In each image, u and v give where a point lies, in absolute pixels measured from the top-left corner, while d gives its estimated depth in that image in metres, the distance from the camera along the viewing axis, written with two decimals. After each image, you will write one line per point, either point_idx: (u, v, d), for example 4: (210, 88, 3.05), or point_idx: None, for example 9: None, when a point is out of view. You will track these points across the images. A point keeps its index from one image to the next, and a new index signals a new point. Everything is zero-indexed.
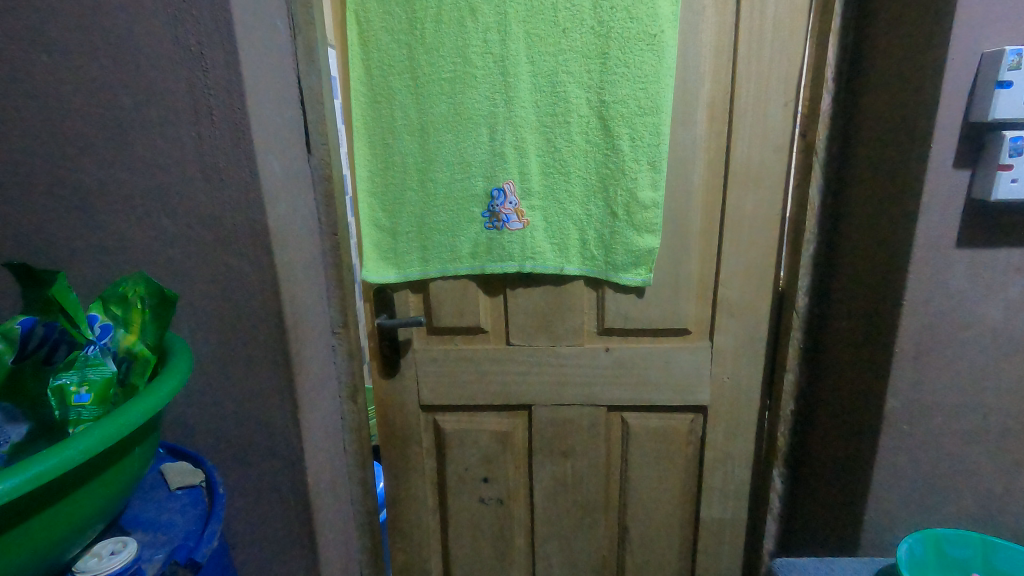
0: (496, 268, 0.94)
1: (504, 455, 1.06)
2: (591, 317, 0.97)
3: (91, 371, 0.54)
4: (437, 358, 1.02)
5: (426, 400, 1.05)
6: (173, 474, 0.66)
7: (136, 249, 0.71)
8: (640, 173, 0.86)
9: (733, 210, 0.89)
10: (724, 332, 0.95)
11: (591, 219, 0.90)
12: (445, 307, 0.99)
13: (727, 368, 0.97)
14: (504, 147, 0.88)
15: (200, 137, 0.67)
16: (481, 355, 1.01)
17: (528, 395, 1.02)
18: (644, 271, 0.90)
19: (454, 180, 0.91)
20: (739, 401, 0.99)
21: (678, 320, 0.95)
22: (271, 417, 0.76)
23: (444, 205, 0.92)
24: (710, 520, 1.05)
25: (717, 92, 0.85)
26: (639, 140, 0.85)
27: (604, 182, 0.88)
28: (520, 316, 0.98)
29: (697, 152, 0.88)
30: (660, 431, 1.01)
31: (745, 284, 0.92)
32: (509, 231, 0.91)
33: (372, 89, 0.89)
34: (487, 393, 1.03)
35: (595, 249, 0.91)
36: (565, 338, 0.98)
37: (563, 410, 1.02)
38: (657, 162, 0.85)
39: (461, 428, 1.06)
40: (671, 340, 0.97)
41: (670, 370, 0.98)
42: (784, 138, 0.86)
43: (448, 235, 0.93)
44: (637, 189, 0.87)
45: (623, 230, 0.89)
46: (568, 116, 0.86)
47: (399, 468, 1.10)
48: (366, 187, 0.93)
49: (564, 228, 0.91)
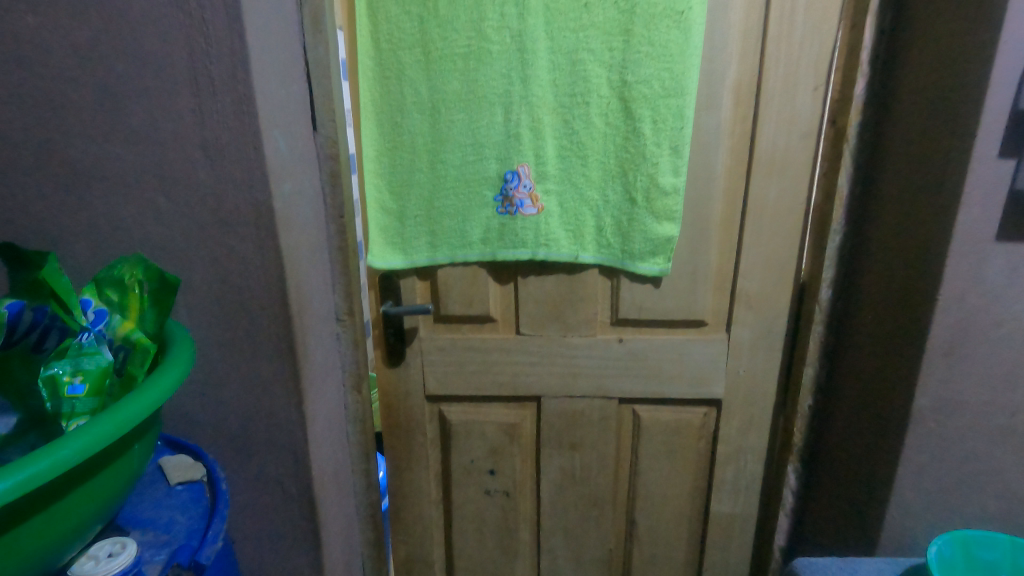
0: (508, 255, 0.91)
1: (510, 447, 1.04)
2: (605, 307, 0.95)
3: (86, 360, 0.50)
4: (443, 347, 0.99)
5: (432, 390, 1.02)
6: (173, 470, 0.63)
7: (132, 229, 0.66)
8: (662, 160, 0.83)
9: (756, 198, 0.86)
10: (742, 325, 0.92)
11: (608, 205, 0.87)
12: (454, 295, 0.96)
13: (744, 362, 0.94)
14: (520, 129, 0.84)
15: (202, 109, 0.62)
16: (489, 344, 0.98)
17: (536, 386, 0.99)
18: (663, 260, 0.87)
19: (466, 162, 0.87)
20: (756, 396, 0.96)
21: (695, 311, 0.92)
22: (275, 408, 0.73)
23: (455, 188, 0.89)
24: (720, 515, 1.03)
25: (744, 74, 0.81)
26: (662, 124, 0.81)
27: (623, 167, 0.85)
28: (531, 305, 0.95)
29: (721, 138, 0.84)
30: (671, 425, 0.99)
31: (766, 276, 0.89)
32: (523, 217, 0.88)
33: (381, 64, 0.85)
34: (494, 384, 1.00)
35: (611, 236, 0.88)
36: (578, 329, 0.95)
37: (572, 401, 1.00)
38: (679, 146, 0.82)
39: (467, 419, 1.03)
40: (687, 332, 0.94)
41: (685, 363, 0.95)
42: (813, 124, 0.82)
43: (458, 219, 0.90)
44: (658, 177, 0.84)
45: (641, 217, 0.86)
46: (587, 96, 0.82)
47: (402, 459, 1.07)
48: (373, 167, 0.90)
49: (580, 215, 0.88)
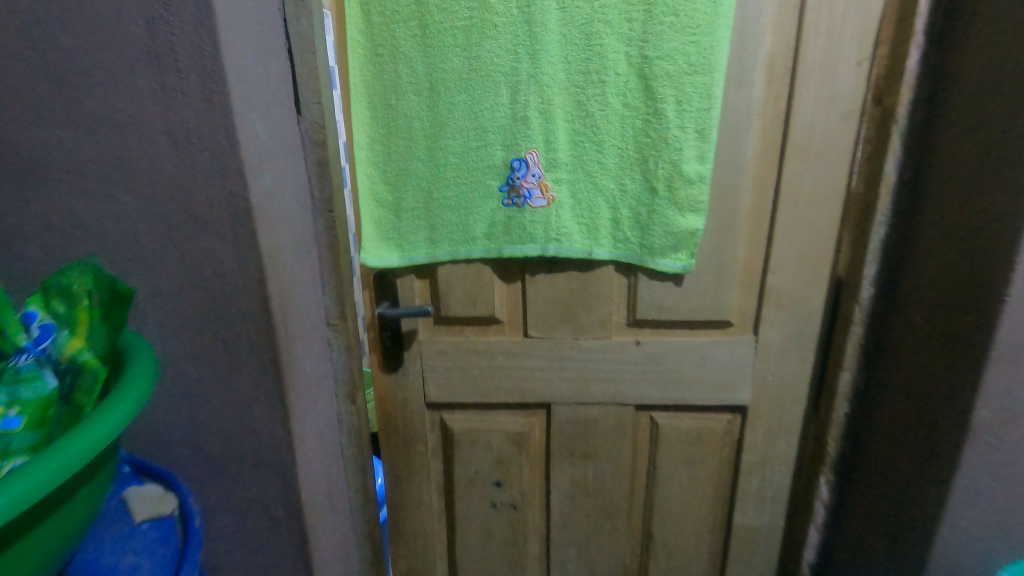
0: (515, 251, 0.83)
1: (518, 457, 0.96)
2: (621, 307, 0.87)
3: (22, 388, 0.42)
4: (445, 351, 0.91)
5: (433, 397, 0.94)
6: (138, 503, 0.55)
7: (90, 227, 0.58)
8: (687, 146, 0.75)
9: (789, 187, 0.78)
10: (771, 325, 0.84)
11: (626, 195, 0.79)
12: (455, 295, 0.88)
13: (772, 366, 0.87)
14: (527, 111, 0.77)
15: (165, 88, 0.54)
16: (495, 348, 0.90)
17: (546, 392, 0.92)
18: (686, 256, 0.79)
19: (468, 149, 0.79)
20: (785, 402, 0.88)
21: (719, 311, 0.84)
22: (258, 427, 0.65)
23: (456, 178, 0.81)
24: (743, 527, 0.96)
25: (779, 46, 0.73)
26: (687, 104, 0.73)
27: (643, 153, 0.77)
28: (541, 305, 0.87)
29: (751, 119, 0.76)
30: (692, 433, 0.92)
31: (798, 272, 0.81)
32: (531, 209, 0.80)
33: (372, 39, 0.77)
34: (500, 390, 0.93)
35: (629, 230, 0.80)
36: (591, 331, 0.88)
37: (585, 408, 0.92)
38: (705, 129, 0.74)
39: (471, 427, 0.96)
40: (710, 334, 0.87)
41: (708, 366, 0.88)
42: (854, 104, 0.74)
43: (460, 211, 0.82)
44: (682, 164, 0.76)
45: (662, 209, 0.78)
46: (603, 74, 0.74)
47: (401, 470, 0.99)
48: (365, 154, 0.82)
49: (594, 206, 0.80)
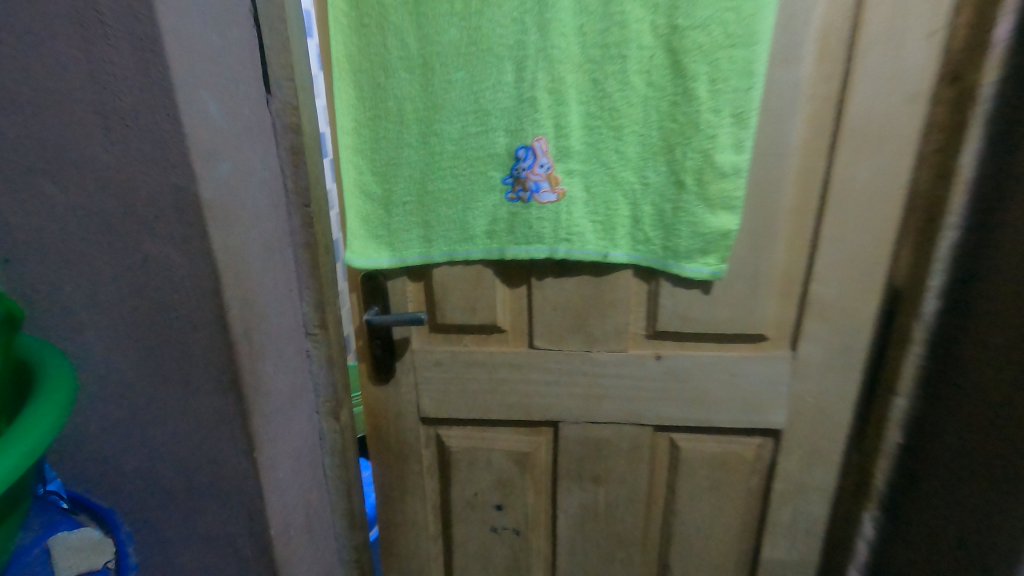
0: (520, 252, 0.73)
1: (521, 478, 0.87)
2: (639, 317, 0.77)
3: None
4: (441, 362, 0.82)
5: (428, 412, 0.85)
6: (66, 556, 0.49)
7: (17, 225, 0.49)
8: (721, 132, 0.64)
9: (840, 182, 0.67)
10: (813, 340, 0.74)
11: (647, 189, 0.69)
12: (453, 300, 0.78)
13: (811, 386, 0.76)
14: (535, 90, 0.66)
15: (90, 58, 0.45)
16: (497, 359, 0.81)
17: (553, 409, 0.82)
18: (715, 260, 0.69)
19: (467, 135, 0.69)
20: (825, 427, 0.77)
21: (753, 323, 0.74)
22: (217, 457, 0.56)
23: (453, 168, 0.71)
24: (771, 562, 0.86)
25: (836, 13, 0.61)
26: (723, 83, 0.62)
27: (669, 140, 0.66)
28: (549, 313, 0.77)
29: (799, 100, 0.64)
30: (717, 458, 0.81)
31: (847, 280, 0.70)
32: (538, 204, 0.70)
33: (358, 8, 0.67)
34: (502, 406, 0.83)
35: (650, 229, 0.70)
36: (605, 342, 0.78)
37: (597, 427, 0.82)
38: (743, 113, 0.63)
39: (469, 445, 0.86)
40: (741, 348, 0.76)
41: (737, 385, 0.77)
42: (923, 83, 0.62)
43: (458, 206, 0.73)
44: (715, 155, 0.65)
45: (689, 205, 0.68)
46: (624, 47, 0.63)
47: (393, 490, 0.90)
48: (350, 140, 0.72)
49: (611, 202, 0.70)
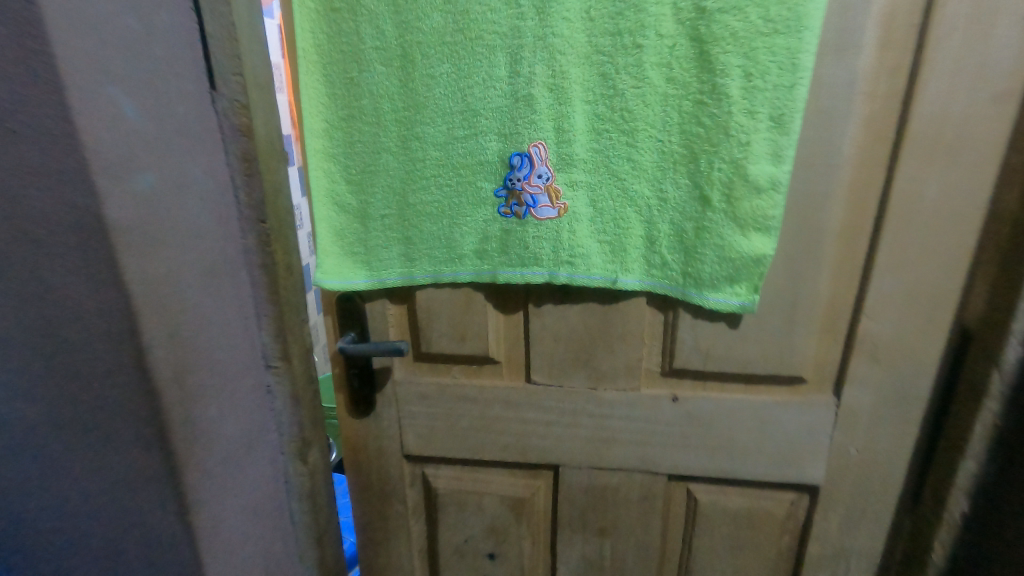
0: (515, 275, 0.62)
1: (517, 526, 0.77)
2: (653, 351, 0.66)
3: None
4: (427, 395, 0.72)
5: (412, 449, 0.76)
6: None
7: None
8: (756, 139, 0.53)
9: (902, 200, 0.55)
10: (861, 385, 0.62)
11: (665, 204, 0.58)
12: (440, 328, 0.69)
13: (857, 437, 0.64)
14: (533, 87, 0.56)
15: None
16: (489, 394, 0.71)
17: (554, 452, 0.72)
18: (745, 290, 0.58)
19: (454, 139, 0.59)
20: (872, 485, 0.66)
21: (789, 363, 0.63)
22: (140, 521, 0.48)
23: (438, 177, 0.61)
24: None
25: None
26: (759, 78, 0.51)
27: (692, 147, 0.55)
28: (549, 345, 0.67)
29: (854, 101, 0.53)
30: (742, 514, 0.70)
31: (905, 316, 0.59)
32: (535, 221, 0.60)
33: None
34: (495, 446, 0.73)
35: (668, 252, 0.59)
36: (613, 379, 0.67)
37: (603, 474, 0.72)
38: (784, 115, 0.52)
39: (459, 487, 0.77)
40: (773, 391, 0.65)
41: (768, 433, 0.66)
42: (1013, 80, 0.50)
43: (443, 221, 0.63)
44: (748, 165, 0.54)
45: (716, 225, 0.57)
46: (639, 35, 0.53)
47: (375, 532, 0.81)
48: (320, 144, 0.62)
49: (622, 219, 0.59)
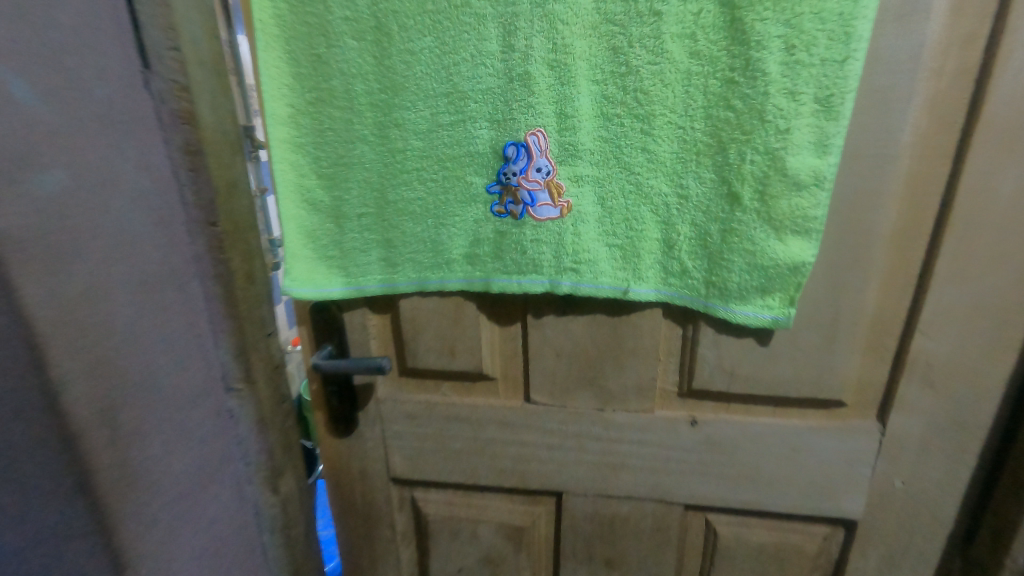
0: (510, 284, 0.54)
1: (516, 555, 0.70)
2: (670, 369, 0.58)
3: None
4: (414, 415, 0.65)
5: (399, 472, 0.68)
6: None
7: None
8: (798, 125, 0.44)
9: (970, 198, 0.46)
10: (910, 411, 0.54)
11: (686, 202, 0.49)
12: (427, 341, 0.61)
13: (904, 468, 0.56)
14: (530, 64, 0.47)
15: None
16: (483, 415, 0.63)
17: (555, 478, 0.64)
18: (779, 302, 0.50)
19: (439, 126, 0.51)
20: (919, 522, 0.58)
21: (826, 385, 0.54)
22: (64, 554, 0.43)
23: (421, 170, 0.53)
24: None
25: None
26: (803, 51, 0.42)
27: (719, 135, 0.47)
28: (550, 361, 0.59)
29: (916, 78, 0.44)
30: (768, 549, 0.62)
31: (967, 333, 0.50)
32: (534, 222, 0.51)
33: None
34: (491, 470, 0.66)
35: (688, 257, 0.51)
36: (623, 400, 0.59)
37: (611, 503, 0.64)
38: (832, 96, 0.43)
39: (451, 514, 0.69)
40: (806, 415, 0.57)
41: (800, 462, 0.58)
42: None
43: (428, 221, 0.54)
44: (787, 156, 0.45)
45: (746, 227, 0.48)
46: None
47: (361, 559, 0.74)
48: (285, 132, 0.54)
49: (635, 219, 0.51)
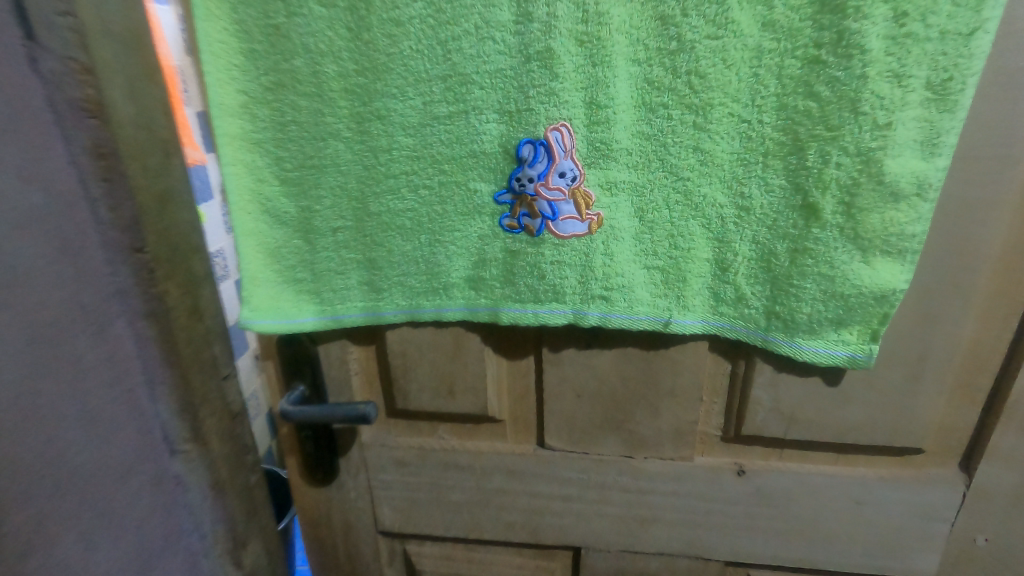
0: (523, 314, 0.44)
1: None
2: (712, 410, 0.49)
3: None
4: (405, 462, 0.55)
5: (388, 526, 0.58)
6: None
7: None
8: (902, 118, 0.34)
9: None
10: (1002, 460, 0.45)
11: (748, 214, 0.39)
12: (420, 379, 0.50)
13: (987, 523, 0.48)
14: (554, 38, 0.36)
15: None
16: (487, 462, 0.53)
17: (572, 533, 0.55)
18: (860, 338, 0.40)
19: (434, 118, 0.40)
20: None
21: (905, 432, 0.45)
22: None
23: (413, 174, 0.42)
24: None
25: None
26: (918, 21, 0.32)
27: (796, 131, 0.36)
28: (569, 403, 0.49)
29: None
30: None
31: None
32: (555, 240, 0.41)
33: None
34: (496, 524, 0.56)
35: (748, 282, 0.41)
36: (657, 446, 0.50)
37: (638, 560, 0.55)
38: (952, 79, 0.33)
39: (449, 569, 0.60)
40: (874, 463, 0.48)
41: (864, 516, 0.49)
42: None
43: (422, 236, 0.44)
44: (885, 158, 0.35)
45: (824, 246, 0.38)
46: None
47: None
48: (237, 125, 0.42)
49: (682, 235, 0.40)
